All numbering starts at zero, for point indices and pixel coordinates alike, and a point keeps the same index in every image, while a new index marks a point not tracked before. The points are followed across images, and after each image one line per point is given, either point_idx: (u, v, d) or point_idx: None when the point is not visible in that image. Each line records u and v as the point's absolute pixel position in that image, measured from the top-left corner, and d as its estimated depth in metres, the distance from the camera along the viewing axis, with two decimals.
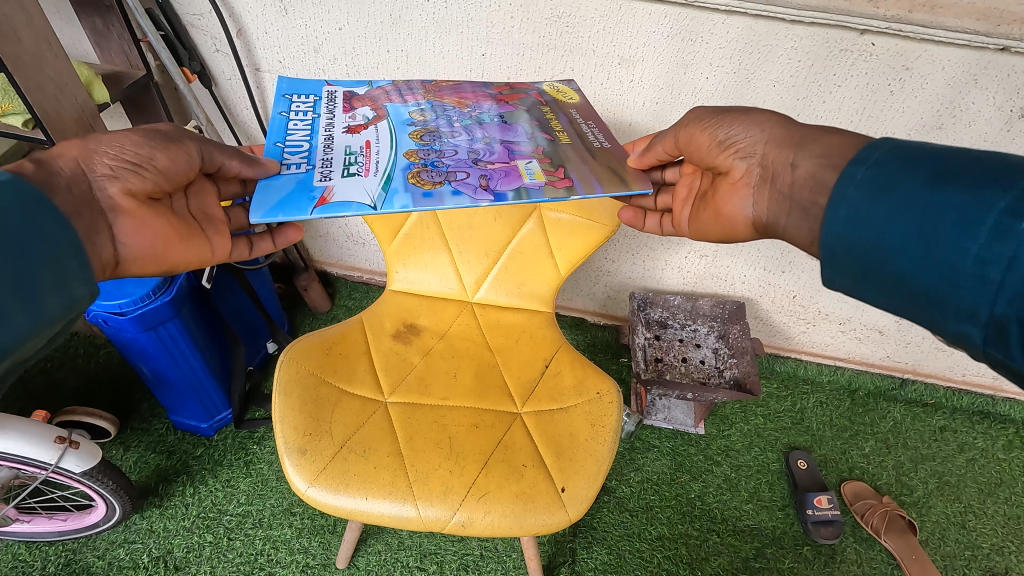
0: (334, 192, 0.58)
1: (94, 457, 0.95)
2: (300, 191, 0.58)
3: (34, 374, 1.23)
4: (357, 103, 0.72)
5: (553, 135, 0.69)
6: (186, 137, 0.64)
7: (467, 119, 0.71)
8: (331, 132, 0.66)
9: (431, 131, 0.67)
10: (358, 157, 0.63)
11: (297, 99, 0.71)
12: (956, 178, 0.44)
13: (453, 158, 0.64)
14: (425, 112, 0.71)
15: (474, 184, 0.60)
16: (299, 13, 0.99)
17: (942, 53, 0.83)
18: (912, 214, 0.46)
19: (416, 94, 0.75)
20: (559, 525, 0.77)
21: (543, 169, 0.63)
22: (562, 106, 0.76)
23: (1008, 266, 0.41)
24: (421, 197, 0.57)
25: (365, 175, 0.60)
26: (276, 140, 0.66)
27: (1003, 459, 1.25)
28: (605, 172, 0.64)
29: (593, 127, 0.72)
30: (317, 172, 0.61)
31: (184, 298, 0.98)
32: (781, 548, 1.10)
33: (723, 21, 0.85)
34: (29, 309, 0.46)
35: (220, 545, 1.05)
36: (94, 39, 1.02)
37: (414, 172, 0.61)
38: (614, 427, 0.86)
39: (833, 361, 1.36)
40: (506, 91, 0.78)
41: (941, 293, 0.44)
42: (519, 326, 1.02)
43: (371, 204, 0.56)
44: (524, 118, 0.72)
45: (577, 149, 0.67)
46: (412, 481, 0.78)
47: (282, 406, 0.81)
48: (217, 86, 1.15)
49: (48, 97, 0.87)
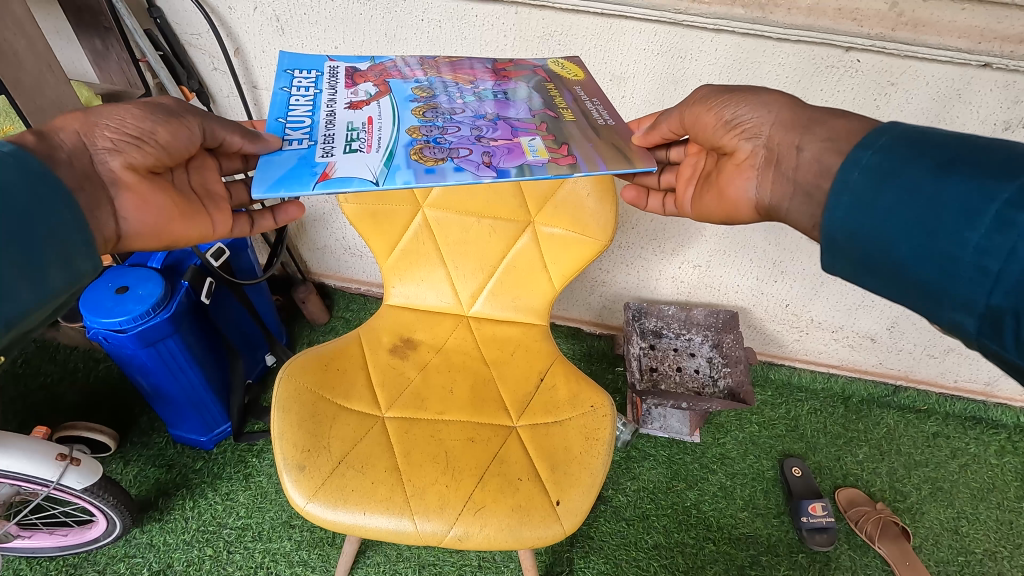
0: (337, 167, 0.60)
1: (95, 473, 0.95)
2: (305, 163, 0.60)
3: (34, 390, 1.24)
4: (360, 80, 0.73)
5: (556, 111, 0.70)
6: (187, 112, 0.65)
7: (468, 95, 0.72)
8: (335, 107, 0.68)
9: (433, 107, 0.69)
10: (359, 133, 0.64)
11: (299, 74, 0.73)
12: (961, 168, 0.46)
13: (456, 135, 0.65)
14: (426, 89, 0.72)
15: (476, 162, 0.61)
16: (296, 32, 1.01)
17: (926, 69, 0.86)
18: (915, 202, 0.47)
19: (417, 71, 0.77)
20: (554, 538, 0.78)
21: (545, 147, 0.65)
22: (566, 82, 0.77)
23: (1006, 258, 0.42)
24: (422, 172, 0.59)
25: (366, 151, 0.62)
26: (277, 116, 0.67)
27: (995, 464, 1.27)
28: (609, 150, 0.65)
29: (597, 104, 0.74)
30: (320, 147, 0.63)
31: (183, 316, 1.00)
32: (776, 556, 1.11)
33: (711, 39, 0.88)
34: (36, 286, 0.47)
35: (220, 559, 1.05)
36: (93, 60, 1.03)
37: (415, 149, 0.63)
38: (608, 440, 0.87)
39: (827, 368, 1.38)
40: (512, 66, 0.79)
41: (940, 283, 0.46)
42: (514, 340, 1.04)
43: (373, 177, 0.58)
44: (528, 95, 0.73)
45: (580, 126, 0.68)
46: (409, 495, 0.79)
47: (281, 423, 0.82)
48: (215, 103, 1.16)
49: (48, 116, 0.88)
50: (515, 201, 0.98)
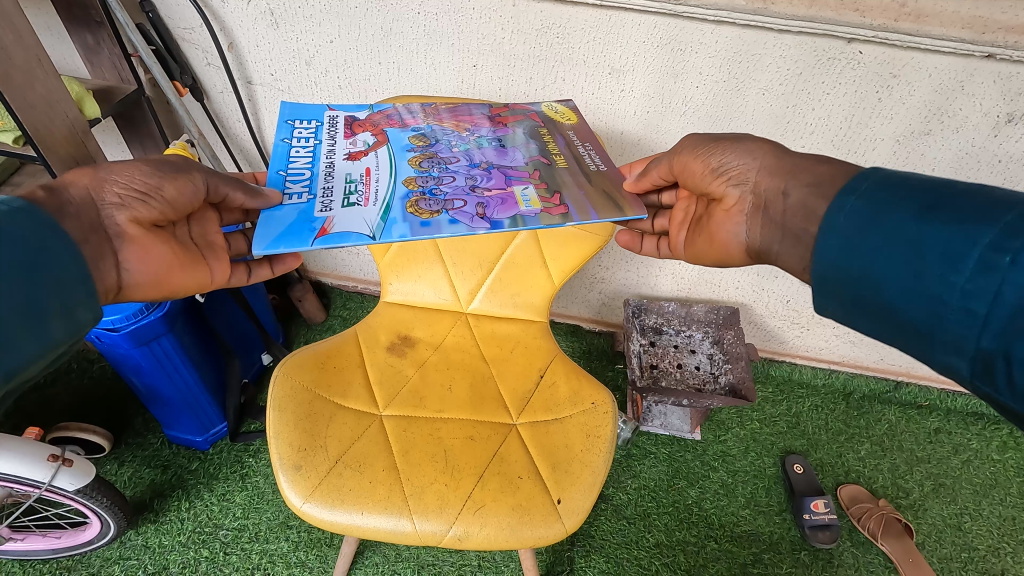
0: (335, 223, 0.58)
1: (87, 474, 0.94)
2: (303, 219, 0.59)
3: (26, 392, 1.22)
4: (359, 129, 0.72)
5: (549, 158, 0.70)
6: (194, 168, 0.63)
7: (467, 143, 0.72)
8: (332, 158, 0.67)
9: (431, 157, 0.68)
10: (358, 185, 0.63)
11: (302, 125, 0.72)
12: (944, 212, 0.45)
13: (452, 185, 0.64)
14: (425, 137, 0.72)
15: (469, 213, 0.60)
16: (290, 26, 0.99)
17: (928, 60, 0.84)
18: (901, 244, 0.46)
19: (416, 118, 0.76)
20: (556, 537, 0.76)
21: (539, 195, 0.64)
22: (561, 128, 0.76)
23: (992, 300, 0.41)
24: (420, 227, 0.58)
25: (365, 205, 0.61)
26: (279, 168, 0.66)
27: (997, 460, 1.26)
28: (601, 197, 0.64)
29: (591, 151, 0.73)
30: (317, 200, 0.61)
31: (177, 313, 0.98)
32: (778, 553, 1.10)
33: (711, 31, 0.86)
34: (37, 337, 0.46)
35: (216, 560, 1.04)
36: (84, 55, 1.02)
37: (412, 201, 0.62)
38: (609, 437, 0.86)
39: (828, 364, 1.37)
40: (506, 112, 0.79)
41: (928, 325, 0.44)
42: (514, 337, 1.02)
43: (371, 233, 0.57)
44: (522, 142, 0.72)
45: (573, 173, 0.68)
46: (408, 495, 0.77)
47: (277, 423, 0.81)
48: (208, 100, 1.15)
49: (39, 114, 0.86)
50: None
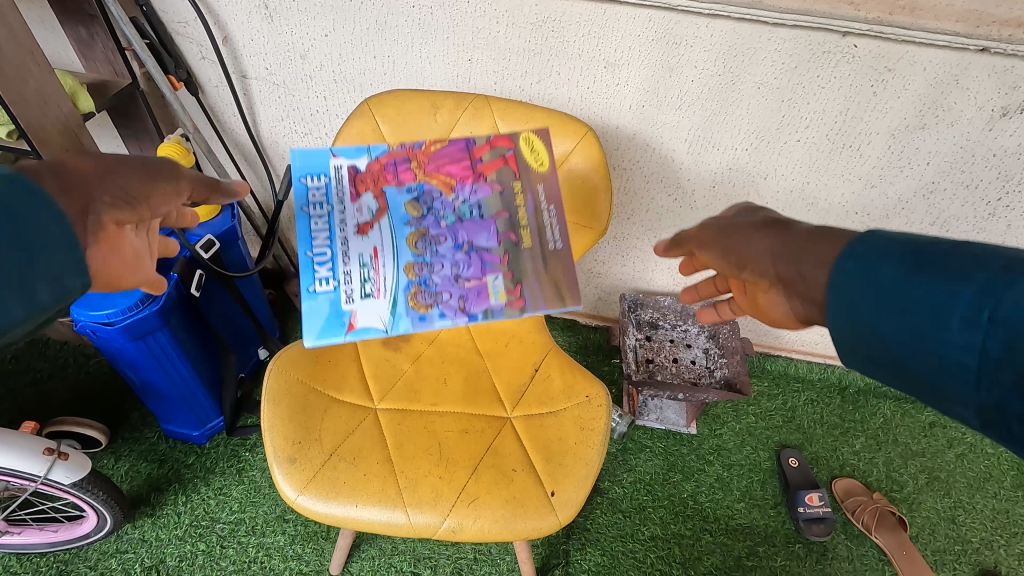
0: (359, 313, 0.73)
1: (83, 468, 0.94)
2: (333, 307, 0.72)
3: (23, 386, 1.22)
4: (362, 187, 0.76)
5: (517, 234, 0.78)
6: (167, 168, 0.52)
7: (451, 215, 0.77)
8: (347, 233, 0.73)
9: (425, 236, 0.76)
10: (370, 270, 0.74)
11: (316, 179, 0.74)
12: (928, 271, 0.36)
13: (444, 274, 0.76)
14: (418, 205, 0.77)
15: (454, 306, 0.75)
16: (285, 19, 0.99)
17: (923, 54, 0.84)
18: (891, 306, 0.37)
19: (410, 168, 0.78)
20: (550, 529, 0.77)
21: (505, 288, 0.76)
22: (530, 173, 0.79)
23: (962, 367, 0.35)
24: (419, 322, 0.73)
25: (376, 296, 0.73)
26: (304, 248, 0.72)
27: (992, 454, 1.26)
28: (548, 285, 0.76)
29: (556, 207, 0.78)
30: (337, 282, 0.72)
31: (171, 307, 0.98)
32: (773, 546, 1.11)
33: (706, 25, 0.86)
34: (26, 289, 0.37)
35: (213, 554, 1.05)
36: (78, 49, 1.02)
37: (413, 294, 0.74)
38: (603, 430, 0.86)
39: (824, 358, 1.36)
40: (480, 146, 0.80)
41: (947, 391, 0.35)
42: (509, 331, 1.01)
43: (383, 326, 0.73)
44: (496, 206, 0.78)
45: (534, 257, 0.77)
46: (403, 488, 0.78)
47: (271, 416, 0.80)
48: (203, 94, 1.14)
49: (32, 108, 0.86)
50: None
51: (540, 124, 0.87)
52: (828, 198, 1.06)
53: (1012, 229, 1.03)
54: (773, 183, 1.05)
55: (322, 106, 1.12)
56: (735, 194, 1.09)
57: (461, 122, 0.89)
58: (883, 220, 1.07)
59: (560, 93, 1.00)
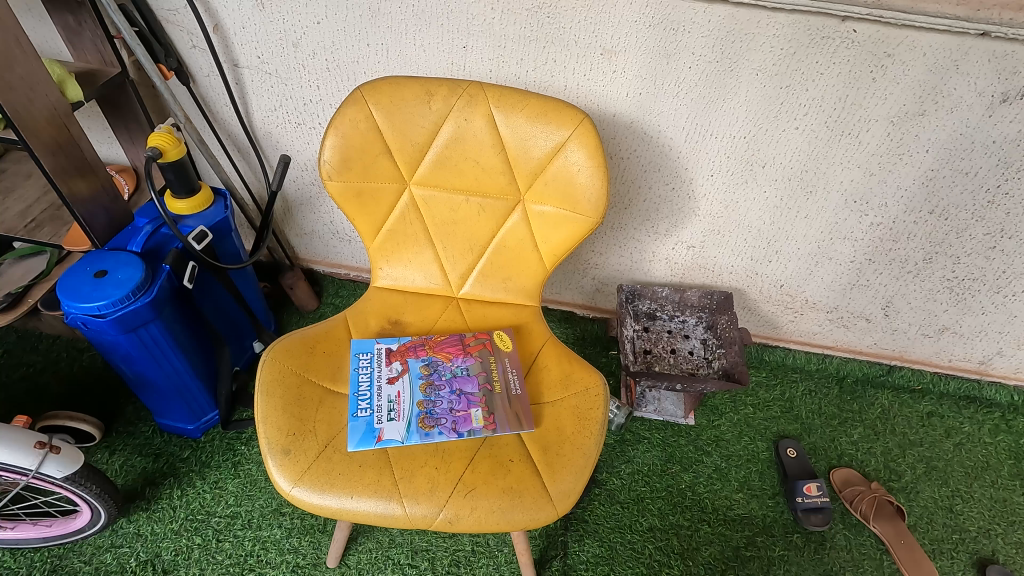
0: (387, 428, 0.80)
1: (75, 462, 0.93)
2: (368, 425, 0.80)
3: (16, 380, 1.21)
4: (394, 357, 0.89)
5: (490, 385, 0.87)
6: None
7: (448, 376, 0.87)
8: (381, 383, 0.85)
9: (432, 386, 0.85)
10: (392, 405, 0.83)
11: (365, 357, 0.89)
12: None
13: (446, 406, 0.83)
14: (428, 368, 0.88)
15: (449, 425, 0.81)
16: (276, 7, 0.97)
17: (922, 39, 0.83)
18: None
19: (423, 345, 0.91)
20: (546, 520, 0.77)
21: (484, 416, 0.83)
22: (501, 351, 0.92)
23: None
24: (424, 439, 0.80)
25: (395, 419, 0.81)
26: (354, 413, 0.82)
27: (989, 443, 1.26)
28: (514, 416, 0.83)
29: (520, 375, 0.89)
30: (374, 409, 0.82)
31: (163, 300, 0.96)
32: (771, 536, 1.10)
33: (703, 10, 0.85)
34: None
35: (209, 547, 1.04)
36: (66, 37, 1.00)
37: (422, 419, 0.82)
38: (601, 420, 0.85)
39: (821, 349, 1.36)
40: (468, 338, 0.93)
41: None
42: (504, 322, 1.00)
43: (401, 437, 0.79)
44: (480, 370, 0.88)
45: (508, 401, 0.85)
46: (398, 479, 0.77)
47: (266, 408, 0.81)
48: (195, 83, 1.12)
49: (18, 95, 0.84)
50: (503, 178, 0.91)
51: (536, 110, 0.86)
52: (828, 187, 1.04)
53: (1011, 217, 1.02)
54: (772, 171, 1.04)
55: (316, 95, 1.09)
56: (732, 183, 1.07)
57: (455, 109, 0.88)
58: (881, 209, 1.06)
59: (555, 81, 0.99)
